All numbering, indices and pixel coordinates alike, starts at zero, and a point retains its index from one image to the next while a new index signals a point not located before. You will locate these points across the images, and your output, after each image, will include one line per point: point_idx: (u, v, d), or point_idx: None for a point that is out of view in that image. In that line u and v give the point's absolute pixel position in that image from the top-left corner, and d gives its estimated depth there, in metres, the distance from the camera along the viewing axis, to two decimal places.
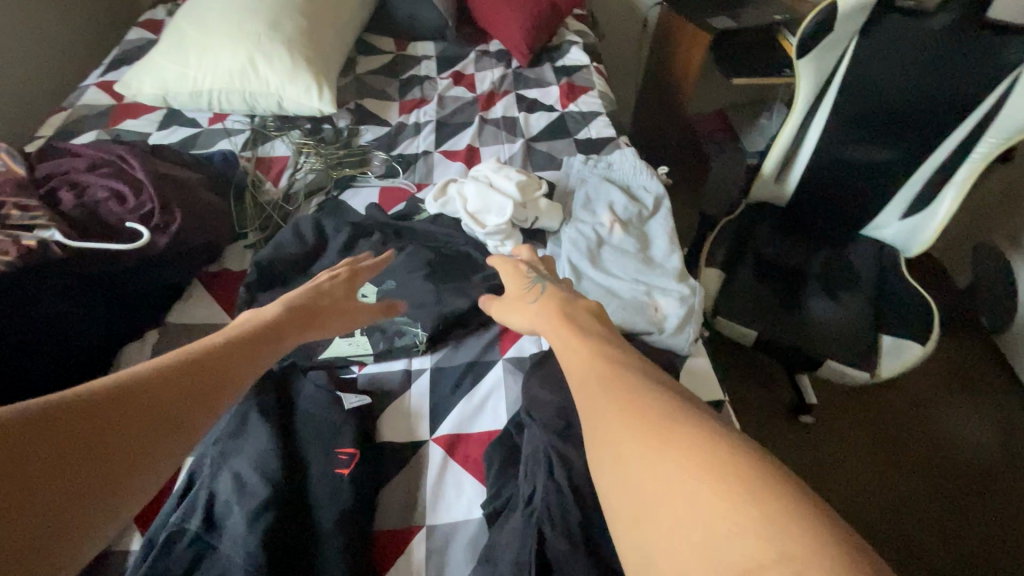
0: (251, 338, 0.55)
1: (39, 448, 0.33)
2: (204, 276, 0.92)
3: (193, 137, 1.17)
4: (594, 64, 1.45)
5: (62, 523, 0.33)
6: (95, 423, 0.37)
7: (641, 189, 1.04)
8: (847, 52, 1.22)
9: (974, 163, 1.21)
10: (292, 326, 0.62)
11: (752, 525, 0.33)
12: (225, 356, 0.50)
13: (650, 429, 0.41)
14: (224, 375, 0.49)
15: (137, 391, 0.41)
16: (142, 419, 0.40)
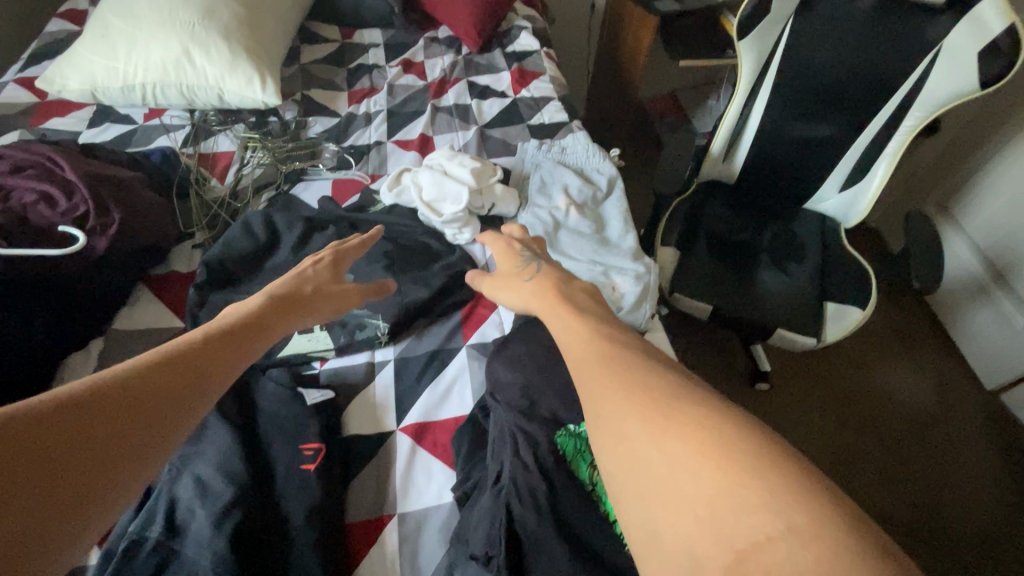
0: (232, 332, 0.54)
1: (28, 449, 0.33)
2: (150, 279, 0.89)
3: (128, 135, 1.12)
4: (544, 48, 1.45)
5: (54, 523, 0.32)
6: (84, 424, 0.36)
7: (594, 172, 1.06)
8: (783, 33, 1.27)
9: (903, 135, 1.28)
10: (274, 315, 0.61)
11: (762, 502, 0.31)
12: (212, 353, 0.50)
13: (655, 404, 0.40)
14: (206, 371, 0.48)
15: (112, 392, 0.40)
16: (130, 419, 0.39)
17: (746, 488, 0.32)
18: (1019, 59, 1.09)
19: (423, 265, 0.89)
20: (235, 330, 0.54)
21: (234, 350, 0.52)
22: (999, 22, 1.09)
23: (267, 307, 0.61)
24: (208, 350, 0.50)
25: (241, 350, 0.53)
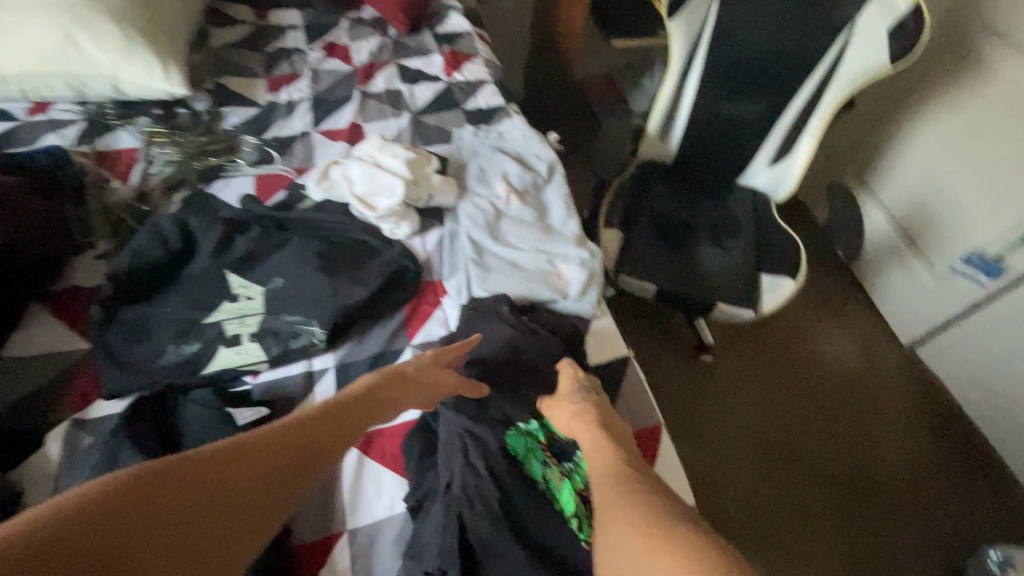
0: (324, 420, 0.56)
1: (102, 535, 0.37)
2: (46, 297, 0.79)
3: (7, 133, 0.98)
4: (476, 29, 1.40)
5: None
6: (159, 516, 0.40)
7: (534, 157, 1.04)
8: (709, 15, 1.30)
9: (823, 113, 1.33)
10: (382, 398, 0.62)
11: None
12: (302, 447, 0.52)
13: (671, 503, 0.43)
14: (274, 472, 0.49)
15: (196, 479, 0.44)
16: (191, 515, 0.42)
17: None
18: (925, 38, 1.16)
19: (359, 263, 0.84)
20: (328, 418, 0.56)
21: (316, 442, 0.54)
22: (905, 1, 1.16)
23: (377, 393, 0.61)
24: (284, 447, 0.51)
25: (325, 442, 0.55)
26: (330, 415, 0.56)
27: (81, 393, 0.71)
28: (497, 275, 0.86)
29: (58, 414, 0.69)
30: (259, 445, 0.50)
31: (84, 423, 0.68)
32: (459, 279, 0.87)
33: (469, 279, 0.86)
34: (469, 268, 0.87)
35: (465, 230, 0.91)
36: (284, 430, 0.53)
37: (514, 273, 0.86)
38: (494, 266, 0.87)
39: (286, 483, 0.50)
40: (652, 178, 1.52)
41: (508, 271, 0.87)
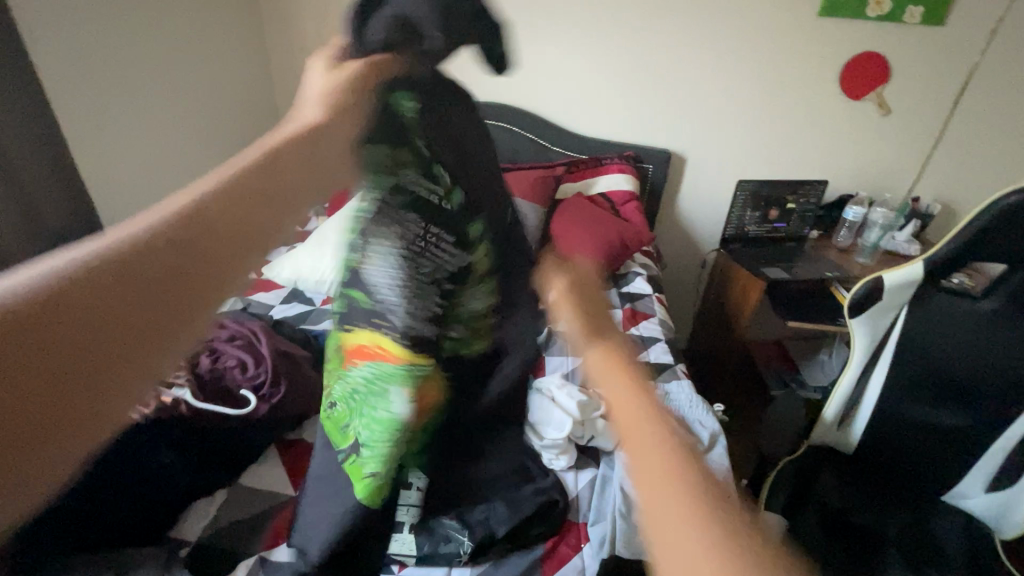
0: (212, 219, 0.52)
1: (79, 320, 0.42)
2: (281, 442, 0.99)
3: (306, 314, 1.38)
4: (655, 293, 1.58)
5: (78, 386, 0.42)
6: (88, 317, 0.43)
7: (697, 423, 1.08)
8: (897, 319, 1.10)
9: None
10: (171, 244, 0.49)
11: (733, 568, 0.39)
12: (165, 256, 0.48)
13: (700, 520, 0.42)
14: (113, 311, 0.44)
15: (107, 271, 0.45)
16: (110, 305, 0.44)
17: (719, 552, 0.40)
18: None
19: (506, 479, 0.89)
20: (166, 245, 0.49)
21: (150, 273, 0.47)
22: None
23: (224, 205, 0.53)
24: (165, 260, 0.48)
25: (223, 238, 0.52)
26: (231, 200, 0.54)
27: (273, 534, 0.84)
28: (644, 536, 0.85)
29: (251, 547, 0.82)
30: (138, 244, 0.47)
31: (265, 562, 0.80)
32: (604, 527, 0.87)
33: (614, 533, 0.86)
34: (616, 521, 0.87)
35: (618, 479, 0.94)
36: (129, 250, 0.47)
37: None
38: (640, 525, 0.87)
39: (192, 268, 0.50)
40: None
41: None
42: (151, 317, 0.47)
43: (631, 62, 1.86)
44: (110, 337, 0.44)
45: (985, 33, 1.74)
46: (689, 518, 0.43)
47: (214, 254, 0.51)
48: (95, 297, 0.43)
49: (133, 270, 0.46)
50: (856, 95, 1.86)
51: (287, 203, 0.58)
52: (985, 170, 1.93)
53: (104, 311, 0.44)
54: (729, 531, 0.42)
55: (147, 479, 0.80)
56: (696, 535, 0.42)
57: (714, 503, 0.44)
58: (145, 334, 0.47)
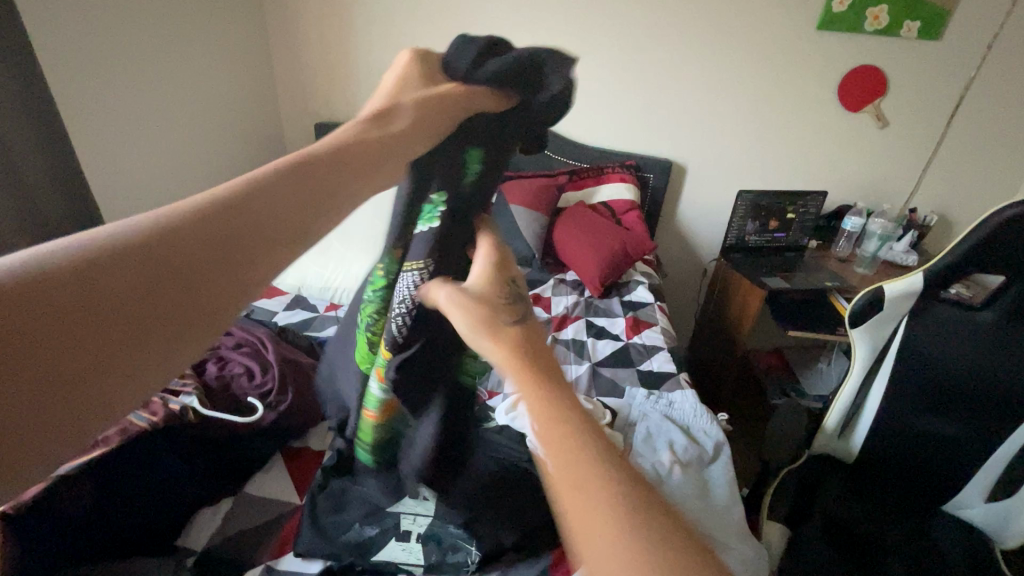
0: (270, 196, 0.36)
1: (74, 303, 0.27)
2: (287, 451, 0.99)
3: (310, 321, 1.38)
4: (657, 302, 1.59)
5: (57, 410, 0.26)
6: (103, 305, 0.28)
7: (701, 433, 1.08)
8: (897, 330, 1.11)
9: None
10: (236, 214, 0.35)
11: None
12: (228, 232, 0.33)
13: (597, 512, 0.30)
14: (137, 302, 0.29)
15: (156, 247, 0.30)
16: (134, 287, 0.29)
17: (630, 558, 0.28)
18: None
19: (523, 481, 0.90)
20: (224, 214, 0.34)
21: (204, 255, 0.32)
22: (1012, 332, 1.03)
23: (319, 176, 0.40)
24: (187, 241, 0.32)
25: (295, 215, 0.37)
26: (301, 177, 0.39)
27: (280, 543, 0.84)
28: None
29: (258, 556, 0.82)
30: (164, 226, 0.31)
31: (272, 570, 0.79)
32: None
33: None
34: None
35: None
36: (188, 218, 0.33)
37: None
38: None
39: (254, 250, 0.34)
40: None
41: None
42: (190, 317, 0.31)
43: (633, 72, 1.88)
44: (134, 340, 0.29)
45: (981, 48, 1.77)
46: (624, 522, 0.29)
47: (280, 234, 0.36)
48: (129, 281, 0.29)
49: (198, 250, 0.32)
50: (854, 108, 1.88)
51: (360, 180, 0.42)
52: (981, 183, 1.96)
53: (129, 302, 0.29)
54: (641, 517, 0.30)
55: (156, 486, 0.80)
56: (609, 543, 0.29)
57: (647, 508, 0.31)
58: (123, 344, 0.28)
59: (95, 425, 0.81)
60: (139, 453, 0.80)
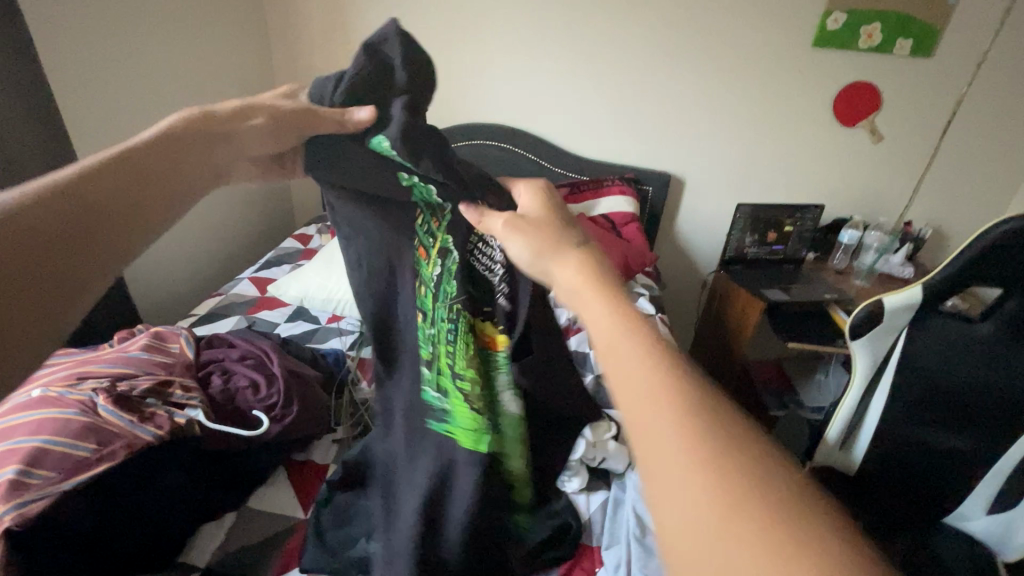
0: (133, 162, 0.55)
1: (33, 234, 0.47)
2: (290, 464, 0.98)
3: (312, 332, 1.37)
4: (658, 314, 1.60)
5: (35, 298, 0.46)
6: (45, 236, 0.47)
7: None
8: (897, 342, 1.11)
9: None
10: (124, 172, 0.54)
11: (764, 549, 0.29)
12: (107, 184, 0.53)
13: (718, 480, 0.31)
14: (64, 231, 0.48)
15: (78, 192, 0.50)
16: (70, 225, 0.49)
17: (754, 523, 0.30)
18: None
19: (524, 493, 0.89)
20: (121, 175, 0.54)
21: (104, 198, 0.52)
22: (1002, 344, 1.03)
23: (177, 133, 0.59)
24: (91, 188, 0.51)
25: (160, 179, 0.57)
26: (174, 143, 0.59)
27: (283, 560, 0.83)
28: None
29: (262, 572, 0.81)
30: (83, 173, 0.52)
31: None
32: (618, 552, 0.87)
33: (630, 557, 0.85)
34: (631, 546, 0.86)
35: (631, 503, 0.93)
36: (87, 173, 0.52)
37: None
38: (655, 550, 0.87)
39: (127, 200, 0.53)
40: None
41: None
42: (105, 248, 0.51)
43: (631, 87, 1.91)
44: (67, 254, 0.48)
45: (972, 66, 1.81)
46: (714, 487, 0.31)
47: (148, 186, 0.55)
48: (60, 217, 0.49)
49: (90, 189, 0.51)
50: (849, 123, 1.91)
51: (215, 151, 0.62)
52: (974, 196, 1.99)
53: (51, 233, 0.48)
54: (759, 490, 0.31)
55: (158, 502, 0.79)
56: (709, 503, 0.31)
57: (750, 480, 0.31)
58: (78, 256, 0.49)
59: (101, 439, 0.77)
60: (145, 468, 0.79)
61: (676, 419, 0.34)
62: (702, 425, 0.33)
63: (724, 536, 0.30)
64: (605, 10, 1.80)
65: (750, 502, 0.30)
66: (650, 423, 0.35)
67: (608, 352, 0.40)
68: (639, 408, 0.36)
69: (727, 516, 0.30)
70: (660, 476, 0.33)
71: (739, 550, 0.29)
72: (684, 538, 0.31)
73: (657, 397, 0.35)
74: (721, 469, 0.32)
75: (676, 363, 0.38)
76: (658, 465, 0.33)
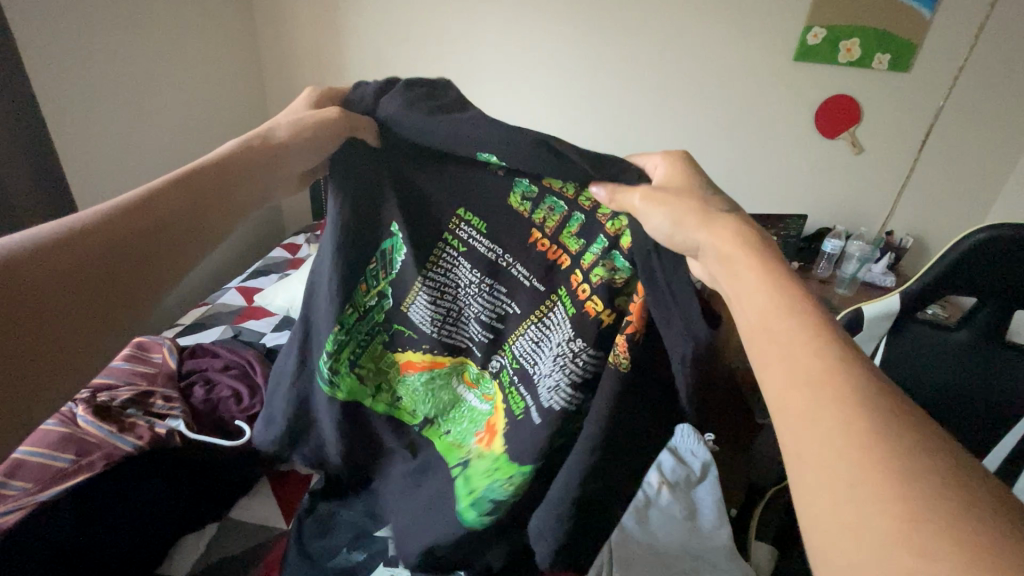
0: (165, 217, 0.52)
1: (60, 278, 0.44)
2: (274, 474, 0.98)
3: None
4: None
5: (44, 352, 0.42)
6: (74, 277, 0.45)
7: (688, 454, 1.12)
8: (877, 351, 1.13)
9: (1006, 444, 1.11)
10: (168, 207, 0.52)
11: (892, 501, 0.30)
12: (151, 225, 0.51)
13: (859, 440, 0.33)
14: (91, 272, 0.46)
15: (105, 234, 0.48)
16: (101, 272, 0.46)
17: (886, 477, 0.31)
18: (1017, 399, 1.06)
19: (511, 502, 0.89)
20: (155, 214, 0.51)
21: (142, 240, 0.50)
22: (977, 352, 1.06)
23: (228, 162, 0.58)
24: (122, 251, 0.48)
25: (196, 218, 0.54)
26: (186, 200, 0.54)
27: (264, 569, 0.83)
28: (641, 567, 0.86)
29: None
30: (62, 244, 0.45)
31: None
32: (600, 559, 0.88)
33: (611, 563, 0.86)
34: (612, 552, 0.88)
35: None
36: (123, 214, 0.49)
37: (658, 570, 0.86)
38: (637, 556, 0.88)
39: (159, 242, 0.51)
40: (767, 466, 1.12)
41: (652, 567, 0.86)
42: (131, 297, 0.49)
43: (618, 99, 1.94)
44: (93, 299, 0.46)
45: (949, 80, 1.86)
46: (853, 439, 0.33)
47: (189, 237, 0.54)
48: (91, 264, 0.46)
49: (130, 224, 0.49)
50: (831, 135, 1.95)
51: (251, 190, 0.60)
52: (953, 207, 2.04)
53: (84, 281, 0.45)
54: (897, 451, 0.32)
55: (140, 512, 0.79)
56: (850, 454, 0.33)
57: (905, 463, 0.31)
58: (75, 353, 0.44)
59: (80, 449, 0.78)
60: (125, 477, 0.79)
61: (812, 381, 0.37)
62: (843, 390, 0.35)
63: (855, 486, 0.32)
64: (592, 23, 1.83)
65: (885, 456, 0.32)
66: (790, 382, 0.38)
67: (755, 316, 0.44)
68: (779, 369, 0.39)
69: (862, 467, 0.32)
70: (796, 426, 0.36)
71: (870, 499, 0.31)
72: (815, 483, 0.34)
73: (803, 361, 0.38)
74: (862, 427, 0.33)
75: (832, 335, 0.39)
76: (793, 417, 0.37)
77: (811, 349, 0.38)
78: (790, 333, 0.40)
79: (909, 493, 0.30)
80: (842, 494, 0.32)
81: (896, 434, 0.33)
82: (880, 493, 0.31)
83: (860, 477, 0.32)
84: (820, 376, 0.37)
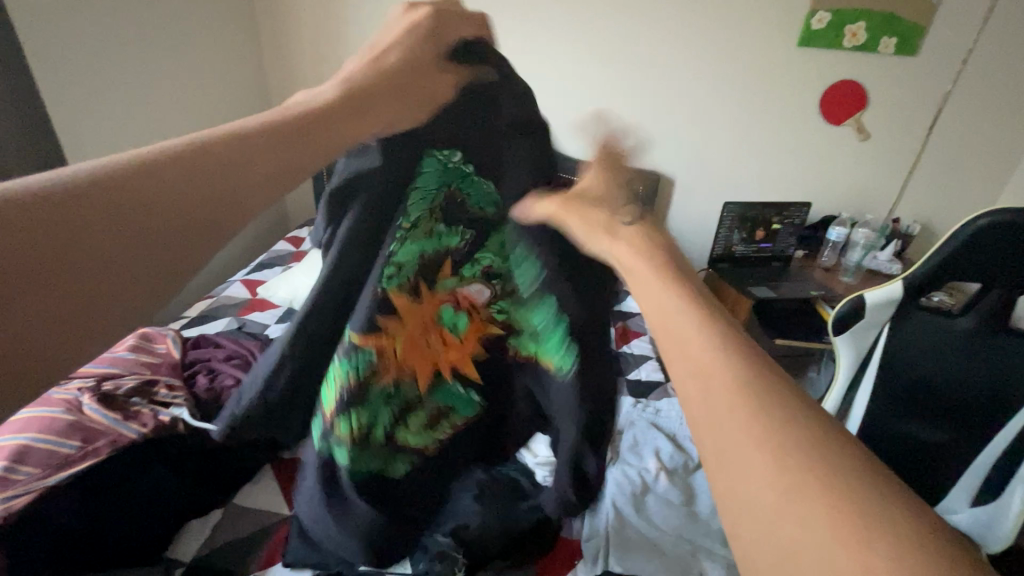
0: (226, 156, 0.38)
1: (159, 184, 0.35)
2: (277, 462, 1.00)
3: None
4: None
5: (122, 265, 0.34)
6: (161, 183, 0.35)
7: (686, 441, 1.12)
8: (879, 339, 1.11)
9: (1009, 431, 1.09)
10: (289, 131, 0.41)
11: (810, 511, 0.28)
12: (271, 142, 0.40)
13: (772, 443, 0.30)
14: (197, 186, 0.37)
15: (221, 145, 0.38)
16: (199, 185, 0.37)
17: (798, 486, 0.29)
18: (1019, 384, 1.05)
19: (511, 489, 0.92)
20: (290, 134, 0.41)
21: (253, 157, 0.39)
22: (979, 338, 1.05)
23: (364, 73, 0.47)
24: (163, 186, 0.35)
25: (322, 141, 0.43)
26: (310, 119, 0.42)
27: (268, 553, 0.84)
28: (636, 552, 0.87)
29: (247, 565, 0.82)
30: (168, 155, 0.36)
31: None
32: (596, 543, 0.89)
33: (607, 548, 0.88)
34: (608, 538, 0.89)
35: (611, 496, 0.97)
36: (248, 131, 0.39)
37: (653, 555, 0.87)
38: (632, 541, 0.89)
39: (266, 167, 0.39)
40: None
41: (646, 552, 0.87)
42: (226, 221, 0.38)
43: (620, 87, 1.92)
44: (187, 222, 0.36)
45: (957, 64, 1.83)
46: (766, 445, 0.30)
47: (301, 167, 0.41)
48: (187, 173, 0.36)
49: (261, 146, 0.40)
50: (836, 122, 1.93)
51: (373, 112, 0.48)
52: (961, 193, 2.01)
53: (179, 193, 0.36)
54: (810, 453, 0.30)
55: (147, 496, 0.81)
56: (766, 457, 0.30)
57: (826, 469, 0.29)
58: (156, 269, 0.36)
59: (85, 436, 0.79)
60: (132, 463, 0.82)
61: (719, 371, 0.33)
62: (755, 390, 0.32)
63: (782, 498, 0.29)
64: (593, 12, 1.82)
65: (805, 465, 0.29)
66: (693, 378, 0.34)
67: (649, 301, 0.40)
68: (684, 360, 0.35)
69: (784, 476, 0.29)
70: (708, 427, 0.33)
71: (794, 511, 0.28)
72: (744, 496, 0.30)
73: (702, 347, 0.35)
74: (776, 428, 0.31)
75: (715, 319, 0.37)
76: (711, 420, 0.32)
77: (709, 334, 0.35)
78: (680, 319, 0.37)
79: (831, 503, 0.28)
80: (760, 506, 0.29)
81: (812, 441, 0.31)
82: (803, 490, 0.29)
83: (777, 486, 0.29)
84: (735, 371, 0.33)
